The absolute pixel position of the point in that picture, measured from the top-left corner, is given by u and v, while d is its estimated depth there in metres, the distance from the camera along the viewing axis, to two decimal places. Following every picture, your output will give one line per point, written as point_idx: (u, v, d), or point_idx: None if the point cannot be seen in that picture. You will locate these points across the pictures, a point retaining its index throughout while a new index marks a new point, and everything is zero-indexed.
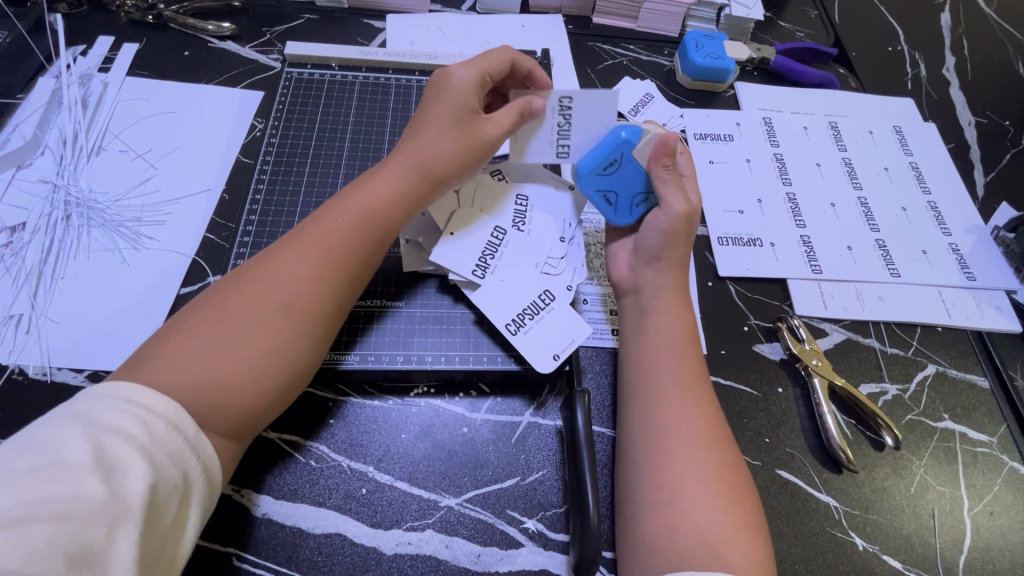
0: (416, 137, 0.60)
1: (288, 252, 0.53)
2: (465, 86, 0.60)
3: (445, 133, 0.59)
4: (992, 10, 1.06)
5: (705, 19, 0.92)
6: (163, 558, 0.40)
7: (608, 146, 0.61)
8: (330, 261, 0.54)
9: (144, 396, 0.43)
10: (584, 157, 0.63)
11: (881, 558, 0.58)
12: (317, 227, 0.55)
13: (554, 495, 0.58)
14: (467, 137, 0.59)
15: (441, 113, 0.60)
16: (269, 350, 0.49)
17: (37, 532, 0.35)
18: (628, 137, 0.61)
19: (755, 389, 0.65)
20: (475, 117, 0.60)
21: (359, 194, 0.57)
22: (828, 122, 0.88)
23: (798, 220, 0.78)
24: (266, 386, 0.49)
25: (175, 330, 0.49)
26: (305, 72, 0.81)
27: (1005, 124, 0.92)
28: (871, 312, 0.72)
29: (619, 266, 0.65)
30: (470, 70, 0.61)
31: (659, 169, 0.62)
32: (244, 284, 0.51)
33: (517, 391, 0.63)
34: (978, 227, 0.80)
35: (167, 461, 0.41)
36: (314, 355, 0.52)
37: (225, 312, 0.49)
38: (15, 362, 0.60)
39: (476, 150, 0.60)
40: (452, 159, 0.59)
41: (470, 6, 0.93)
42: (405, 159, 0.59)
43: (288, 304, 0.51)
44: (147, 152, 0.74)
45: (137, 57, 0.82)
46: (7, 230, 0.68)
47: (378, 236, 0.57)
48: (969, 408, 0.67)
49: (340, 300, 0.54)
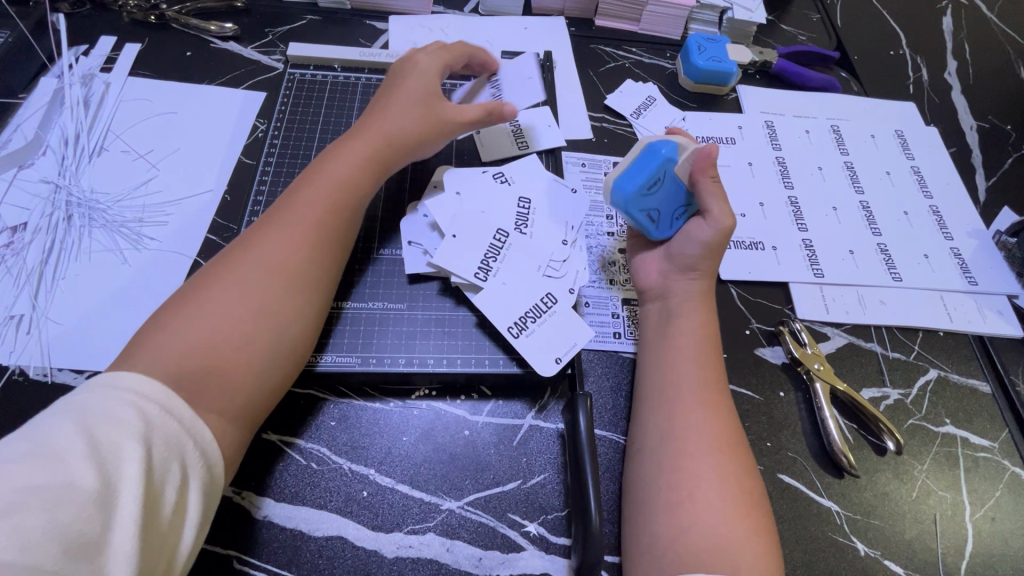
0: (382, 116, 0.65)
1: (271, 227, 0.56)
2: (426, 72, 0.69)
3: (410, 111, 0.65)
4: (994, 14, 1.06)
5: (706, 22, 0.92)
6: (165, 549, 0.40)
7: (654, 167, 0.62)
8: (313, 229, 0.57)
9: (138, 384, 0.43)
10: (625, 177, 0.63)
11: (883, 563, 0.58)
12: (293, 201, 0.59)
13: (556, 498, 0.58)
14: (434, 116, 0.66)
15: (406, 95, 0.67)
16: (261, 312, 0.51)
17: (33, 521, 0.34)
18: (669, 155, 0.62)
19: (757, 394, 0.65)
20: (437, 98, 0.67)
21: (329, 170, 0.61)
22: (830, 125, 0.88)
23: (800, 223, 0.78)
24: (261, 347, 0.50)
25: (166, 309, 0.50)
26: (308, 73, 0.80)
27: (1007, 129, 0.92)
28: (873, 316, 0.72)
29: (651, 272, 0.66)
30: (432, 60, 0.70)
31: (704, 183, 0.63)
32: (229, 262, 0.54)
33: (518, 395, 0.63)
34: (979, 232, 0.80)
35: (163, 447, 0.41)
36: (305, 320, 0.54)
37: (212, 284, 0.52)
38: (15, 362, 0.60)
39: (437, 127, 0.66)
40: (419, 132, 0.65)
41: (473, 7, 0.93)
42: (374, 133, 0.64)
43: (273, 269, 0.53)
44: (149, 153, 0.74)
45: (140, 57, 0.82)
46: (8, 230, 0.68)
47: (354, 206, 0.61)
48: (971, 413, 0.67)
49: (324, 263, 0.57)
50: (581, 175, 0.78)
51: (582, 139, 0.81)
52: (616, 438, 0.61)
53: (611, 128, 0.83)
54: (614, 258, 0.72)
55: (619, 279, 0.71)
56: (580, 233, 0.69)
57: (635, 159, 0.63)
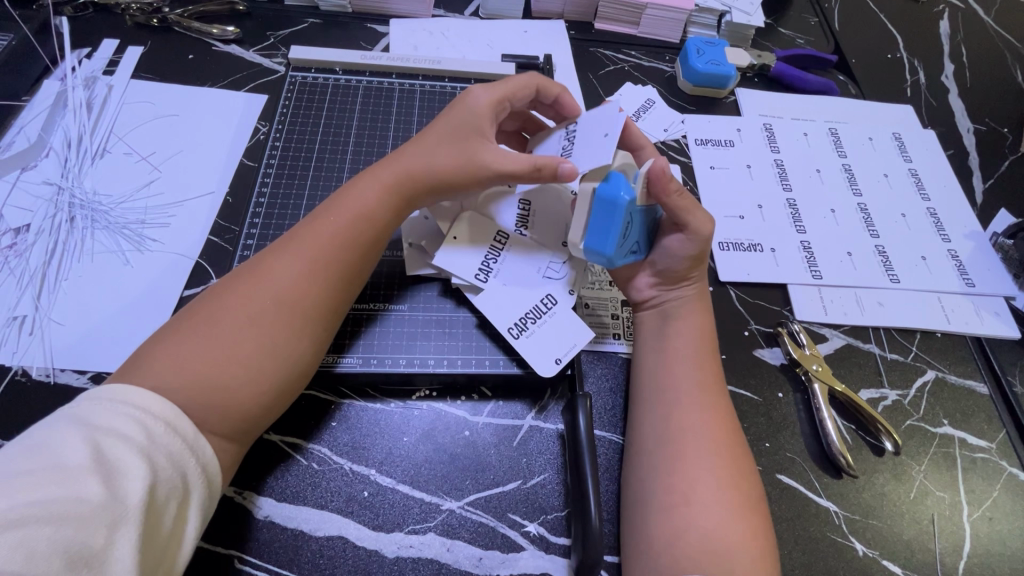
0: (418, 151, 0.62)
1: (286, 254, 0.55)
2: (478, 108, 0.63)
3: (446, 152, 0.61)
4: (991, 18, 1.07)
5: (705, 25, 0.93)
6: (165, 560, 0.41)
7: (620, 218, 0.54)
8: (327, 262, 0.55)
9: (142, 399, 0.43)
10: (594, 239, 0.56)
11: (881, 563, 0.58)
12: (313, 226, 0.57)
13: (555, 498, 0.58)
14: (469, 161, 0.60)
15: (449, 134, 0.62)
16: (267, 350, 0.50)
17: (38, 534, 0.35)
18: (629, 198, 0.54)
19: (756, 395, 0.66)
20: (482, 135, 0.62)
21: (354, 197, 0.59)
22: (828, 128, 0.88)
23: (799, 225, 0.78)
24: (263, 384, 0.49)
25: (177, 328, 0.50)
26: (309, 75, 0.81)
27: (1004, 131, 0.93)
28: (871, 318, 0.72)
29: (640, 287, 0.65)
30: (487, 93, 0.64)
31: (668, 195, 0.58)
32: (241, 287, 0.52)
33: (518, 395, 0.63)
34: (976, 234, 0.80)
35: (167, 463, 0.41)
36: (311, 357, 0.53)
37: (225, 308, 0.51)
38: (17, 362, 0.60)
39: (470, 169, 0.60)
40: (452, 177, 0.60)
41: (473, 11, 0.94)
42: (401, 163, 0.61)
43: (285, 304, 0.52)
44: (151, 155, 0.75)
45: (142, 60, 0.82)
46: (11, 232, 0.68)
47: (372, 238, 0.58)
48: (968, 414, 0.68)
49: (337, 298, 0.55)
50: None
51: None
52: (615, 439, 0.61)
53: None
54: None
55: None
56: None
57: (592, 214, 0.56)
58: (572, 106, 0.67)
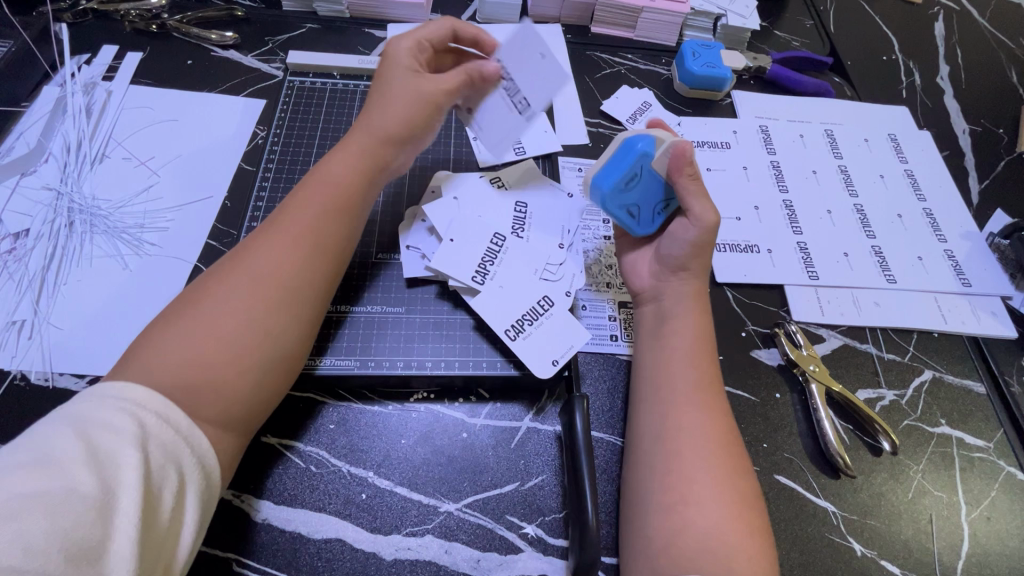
0: (373, 115, 0.63)
1: (262, 236, 0.56)
2: (402, 56, 0.65)
3: (396, 102, 0.63)
4: (985, 19, 1.08)
5: (701, 28, 0.94)
6: (162, 556, 0.40)
7: (631, 159, 0.61)
8: (303, 234, 0.56)
9: (135, 394, 0.43)
10: (602, 173, 0.63)
11: (879, 562, 0.58)
12: (286, 207, 0.58)
13: (553, 500, 0.58)
14: (421, 98, 0.63)
15: (389, 86, 0.64)
16: (251, 322, 0.50)
17: (34, 526, 0.35)
18: (646, 150, 0.62)
19: (753, 395, 0.66)
20: (425, 81, 0.63)
21: (324, 174, 0.60)
22: (824, 129, 0.89)
23: (794, 227, 0.79)
24: (250, 353, 0.49)
25: (156, 326, 0.50)
26: (307, 80, 0.82)
27: (999, 132, 0.93)
28: (868, 318, 0.72)
29: (643, 275, 0.66)
30: (405, 41, 0.65)
31: (680, 176, 0.62)
32: (218, 274, 0.53)
33: (517, 397, 0.63)
34: (972, 234, 0.81)
35: (161, 455, 0.42)
36: (297, 324, 0.53)
37: (202, 296, 0.51)
38: (16, 367, 0.60)
39: (426, 103, 0.63)
40: (412, 117, 0.62)
41: (470, 15, 0.94)
42: (366, 135, 0.62)
43: (260, 277, 0.53)
44: (150, 160, 0.75)
45: (141, 66, 0.83)
46: (10, 237, 0.68)
47: (347, 206, 0.59)
48: (966, 413, 0.68)
49: (316, 266, 0.56)
50: (578, 179, 0.78)
51: (578, 145, 0.82)
52: (613, 441, 0.62)
53: (607, 134, 0.84)
54: (610, 261, 0.72)
55: (616, 282, 0.71)
56: (575, 237, 0.70)
57: (613, 155, 0.63)
58: (492, 43, 0.68)
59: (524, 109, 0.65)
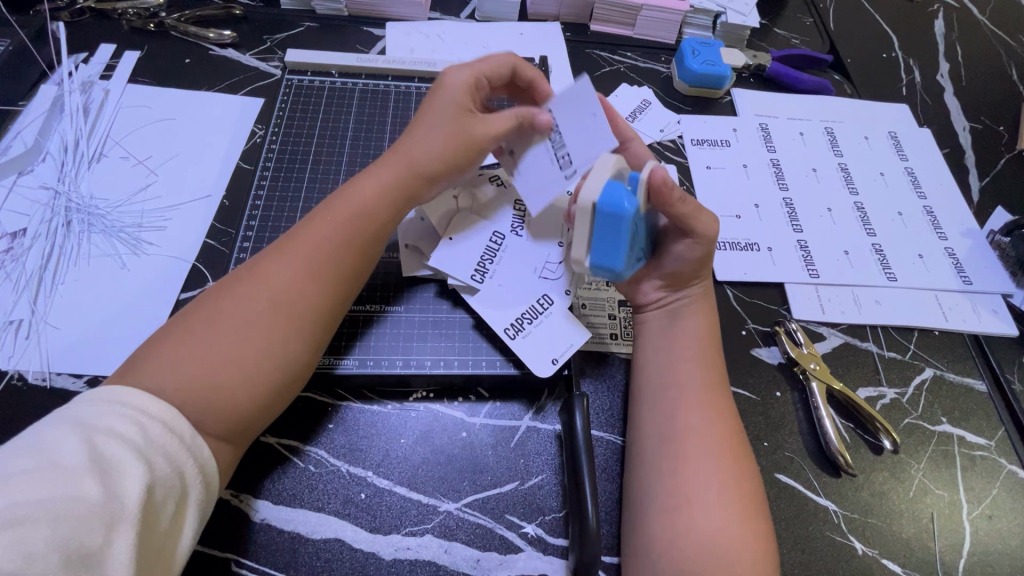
0: (410, 140, 0.61)
1: (285, 255, 0.55)
2: (459, 85, 0.61)
3: (435, 135, 0.60)
4: (984, 17, 1.07)
5: (700, 27, 0.93)
6: (162, 560, 0.41)
7: (628, 227, 0.52)
8: (325, 263, 0.55)
9: (143, 403, 0.43)
10: (598, 250, 0.54)
11: (881, 562, 0.58)
12: (313, 227, 0.57)
13: (553, 499, 0.58)
14: (461, 138, 0.60)
15: (434, 116, 0.61)
16: (266, 350, 0.50)
17: (36, 533, 0.35)
18: (630, 213, 0.51)
19: (754, 393, 0.66)
20: (468, 117, 0.61)
21: (353, 197, 0.59)
22: (824, 127, 0.89)
23: (795, 225, 0.78)
24: (262, 384, 0.49)
25: (173, 332, 0.49)
26: (305, 79, 0.82)
27: (999, 129, 0.93)
28: (869, 316, 0.72)
29: (647, 288, 0.64)
30: (463, 71, 0.62)
31: (671, 204, 0.58)
32: (239, 289, 0.52)
33: (516, 396, 0.63)
34: (973, 232, 0.80)
35: (165, 463, 0.41)
36: (309, 353, 0.53)
37: (224, 312, 0.50)
38: (13, 367, 0.60)
39: (466, 145, 0.60)
40: (447, 155, 0.60)
41: (469, 14, 0.94)
42: (399, 160, 0.61)
43: (285, 308, 0.52)
44: (148, 159, 0.75)
45: (139, 65, 0.83)
46: (7, 236, 0.68)
47: (372, 238, 0.59)
48: (967, 411, 0.68)
49: (337, 301, 0.55)
50: None
51: None
52: (614, 439, 0.61)
53: None
54: None
55: None
56: None
57: (593, 226, 0.53)
58: (546, 92, 0.65)
59: (568, 171, 0.57)
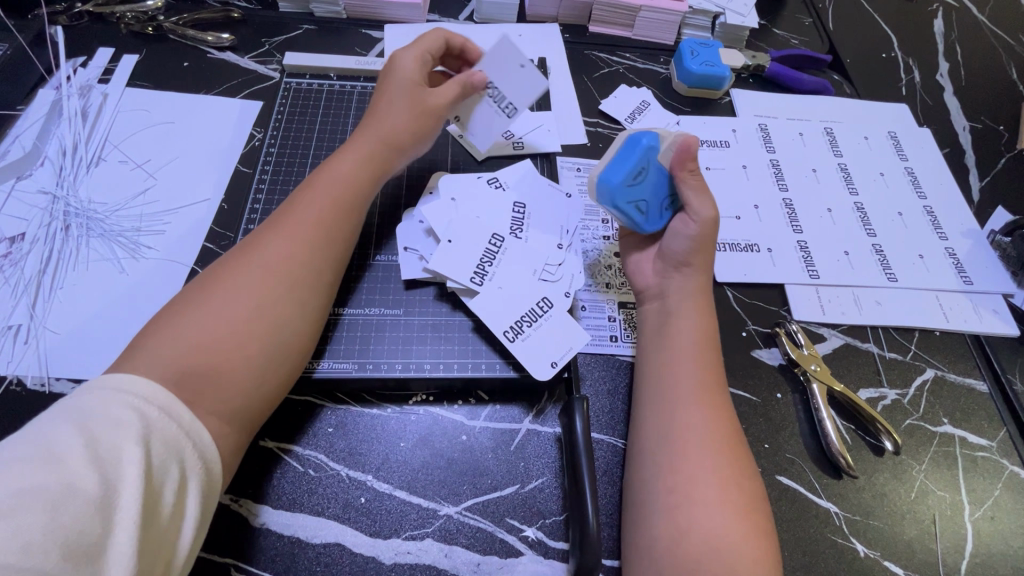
0: (377, 121, 0.65)
1: (266, 233, 0.56)
2: (411, 65, 0.66)
3: (400, 112, 0.65)
4: (984, 16, 1.07)
5: (699, 27, 0.93)
6: (162, 553, 0.40)
7: (636, 153, 0.61)
8: (311, 233, 0.57)
9: (139, 387, 0.43)
10: (608, 169, 0.62)
11: (883, 564, 0.58)
12: (295, 204, 0.59)
13: (554, 502, 0.58)
14: (424, 111, 0.65)
15: (393, 95, 0.66)
16: (258, 314, 0.51)
17: (33, 523, 0.34)
18: (651, 144, 0.61)
19: (754, 395, 0.65)
20: (425, 91, 0.66)
21: (332, 175, 0.61)
22: (823, 128, 0.88)
23: (794, 225, 0.78)
24: (262, 349, 0.50)
25: (164, 317, 0.50)
26: (304, 82, 0.81)
27: (999, 129, 0.93)
28: (869, 317, 0.72)
29: (645, 274, 0.66)
30: (410, 52, 0.67)
31: (682, 175, 0.62)
32: (225, 267, 0.54)
33: (516, 399, 0.63)
34: (974, 232, 0.80)
35: (163, 450, 0.41)
36: (304, 315, 0.54)
37: (213, 289, 0.52)
38: (13, 372, 0.60)
39: (428, 117, 0.66)
40: (415, 130, 0.65)
41: (468, 15, 0.94)
42: (371, 140, 0.64)
43: (272, 274, 0.53)
44: (146, 162, 0.75)
45: (137, 69, 0.82)
46: (6, 241, 0.68)
47: (354, 207, 0.61)
48: (968, 412, 0.67)
49: (326, 265, 0.57)
50: (576, 179, 0.78)
51: (577, 144, 0.82)
52: (614, 442, 0.61)
53: (606, 133, 0.84)
54: (610, 261, 0.72)
55: (616, 282, 0.71)
56: (575, 237, 0.70)
57: (618, 152, 0.62)
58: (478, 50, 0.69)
59: (512, 113, 0.68)
